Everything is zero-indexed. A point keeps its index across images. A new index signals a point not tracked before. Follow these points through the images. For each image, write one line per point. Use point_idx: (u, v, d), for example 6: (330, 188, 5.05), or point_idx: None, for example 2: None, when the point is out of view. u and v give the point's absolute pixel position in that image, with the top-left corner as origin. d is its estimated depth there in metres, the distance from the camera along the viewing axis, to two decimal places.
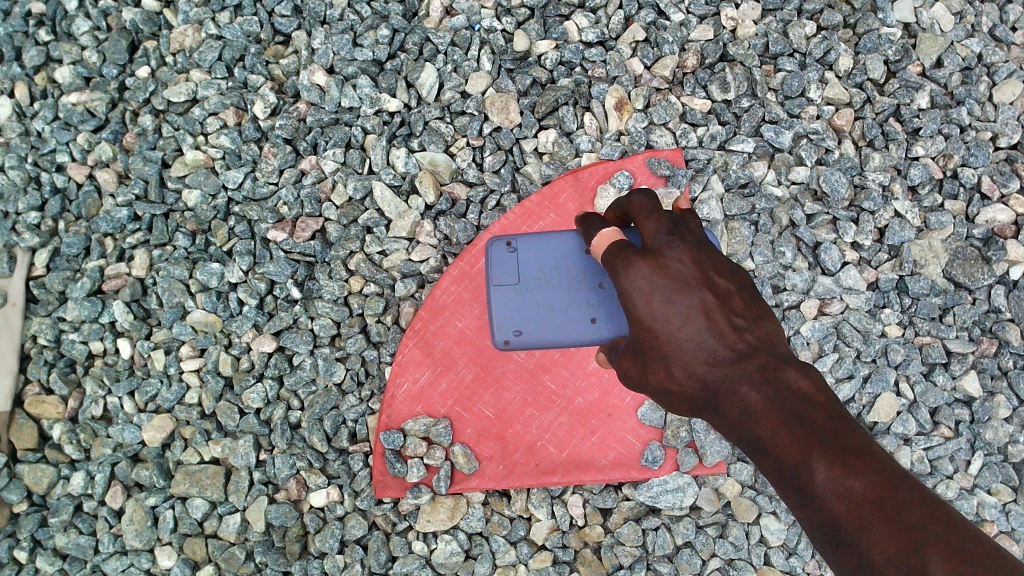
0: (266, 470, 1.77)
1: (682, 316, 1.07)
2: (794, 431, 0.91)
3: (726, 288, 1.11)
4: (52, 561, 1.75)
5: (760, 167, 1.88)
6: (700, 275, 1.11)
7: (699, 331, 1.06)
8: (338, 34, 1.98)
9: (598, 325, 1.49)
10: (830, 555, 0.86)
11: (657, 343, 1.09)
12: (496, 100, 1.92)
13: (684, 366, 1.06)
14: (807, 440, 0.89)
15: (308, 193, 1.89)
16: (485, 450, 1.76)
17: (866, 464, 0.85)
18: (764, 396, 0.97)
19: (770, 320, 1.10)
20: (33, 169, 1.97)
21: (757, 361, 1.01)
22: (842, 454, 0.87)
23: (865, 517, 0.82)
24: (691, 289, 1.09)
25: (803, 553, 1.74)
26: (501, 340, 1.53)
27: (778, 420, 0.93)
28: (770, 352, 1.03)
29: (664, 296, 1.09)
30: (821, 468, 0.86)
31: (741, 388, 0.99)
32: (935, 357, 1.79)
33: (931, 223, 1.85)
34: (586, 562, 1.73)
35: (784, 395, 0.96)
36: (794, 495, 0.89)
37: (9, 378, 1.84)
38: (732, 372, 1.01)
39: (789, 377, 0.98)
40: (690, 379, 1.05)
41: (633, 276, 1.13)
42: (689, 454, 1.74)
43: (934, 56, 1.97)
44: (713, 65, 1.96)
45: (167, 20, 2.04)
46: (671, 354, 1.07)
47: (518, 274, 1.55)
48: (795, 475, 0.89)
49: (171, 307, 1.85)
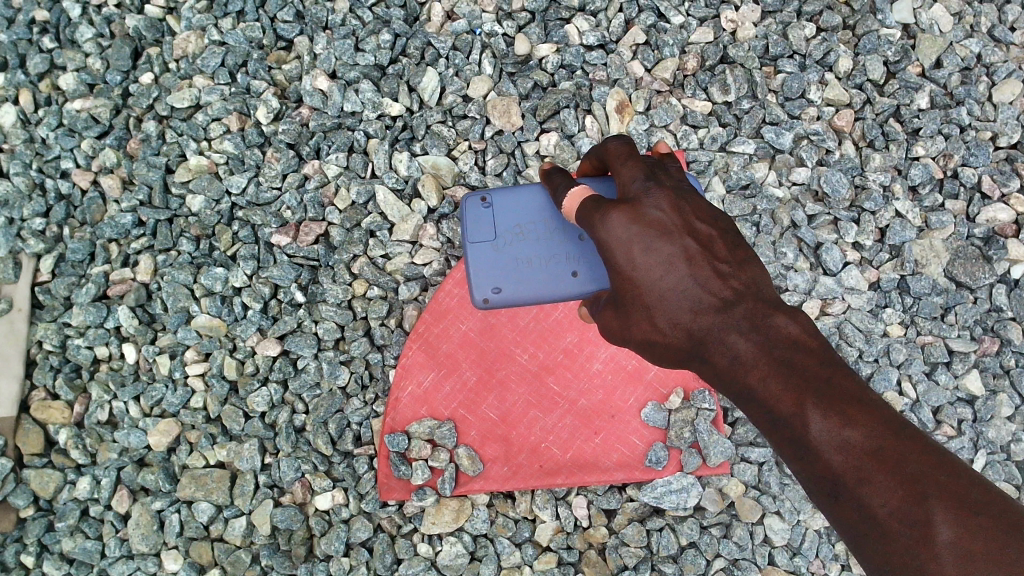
0: (272, 473, 1.78)
1: (663, 264, 1.01)
2: (788, 381, 0.91)
3: (708, 232, 1.06)
4: (59, 565, 1.76)
5: (761, 168, 1.89)
6: (680, 222, 1.05)
7: (683, 278, 1.00)
8: (340, 39, 2.00)
9: (580, 278, 1.50)
10: (826, 505, 0.88)
11: (638, 294, 1.03)
12: (498, 103, 1.93)
13: (669, 316, 1.01)
14: (802, 390, 0.89)
15: (312, 198, 1.91)
16: (490, 451, 1.77)
17: (863, 413, 0.86)
18: (755, 344, 0.95)
19: (754, 263, 1.06)
20: (38, 176, 1.98)
21: (746, 308, 0.98)
22: (838, 404, 0.87)
23: (865, 470, 0.83)
24: (673, 235, 1.03)
25: (808, 552, 1.74)
26: (480, 297, 1.54)
27: (770, 370, 0.93)
28: (757, 298, 1.00)
29: (643, 244, 1.03)
30: (818, 420, 0.87)
31: (730, 335, 0.97)
32: (937, 357, 1.79)
33: (932, 223, 1.86)
34: (591, 563, 1.73)
35: (777, 343, 0.94)
36: (790, 445, 0.90)
37: (14, 383, 1.85)
38: (720, 321, 0.98)
39: (778, 323, 0.96)
40: (676, 329, 1.01)
41: (609, 226, 1.07)
42: (693, 454, 1.74)
43: (933, 56, 1.98)
44: (713, 67, 1.97)
45: (170, 27, 2.06)
46: (653, 305, 1.02)
47: (494, 230, 1.55)
48: (791, 426, 0.89)
49: (176, 311, 1.86)
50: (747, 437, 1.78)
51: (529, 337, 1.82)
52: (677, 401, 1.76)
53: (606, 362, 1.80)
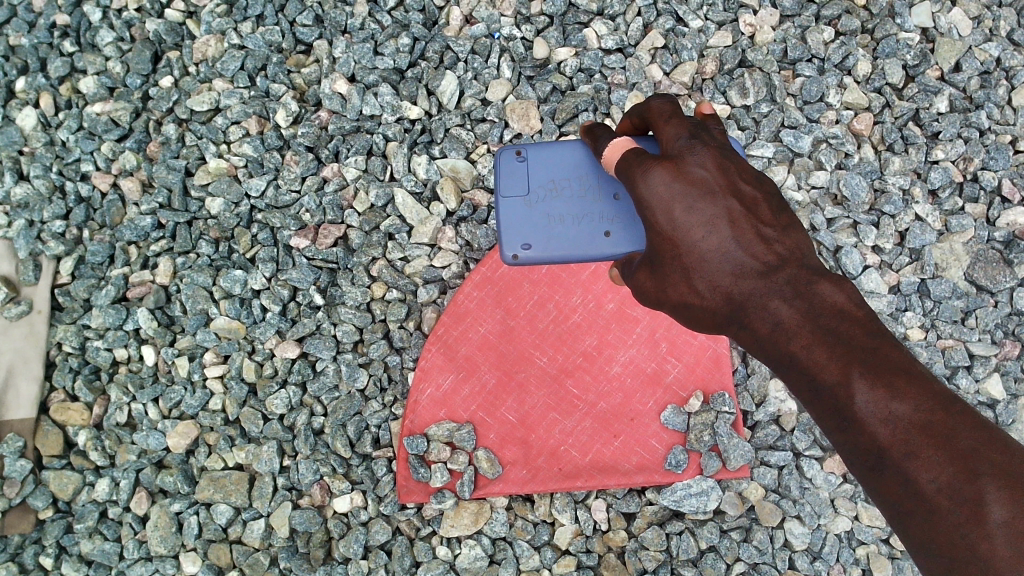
0: (290, 476, 1.79)
1: (704, 223, 1.03)
2: (832, 349, 0.90)
3: (752, 195, 1.06)
4: (77, 567, 1.76)
5: (780, 172, 1.88)
6: (726, 185, 1.06)
7: (724, 238, 1.02)
8: (359, 43, 2.01)
9: (613, 238, 1.48)
10: (867, 480, 0.87)
11: (678, 253, 1.05)
12: (517, 107, 1.94)
13: (708, 277, 1.02)
14: (846, 358, 0.88)
15: (330, 201, 1.91)
16: (508, 454, 1.76)
17: (910, 385, 0.85)
18: (798, 310, 0.95)
19: (798, 231, 1.06)
20: (58, 179, 1.99)
21: (789, 273, 0.98)
22: (885, 375, 0.86)
23: (912, 443, 0.83)
24: (715, 196, 1.04)
25: (829, 557, 1.73)
26: (510, 253, 1.52)
27: (813, 336, 0.92)
28: (801, 264, 1.00)
29: (685, 203, 1.04)
30: (861, 388, 0.86)
31: (772, 301, 0.97)
32: (958, 360, 1.78)
33: (952, 226, 1.86)
34: (610, 567, 1.73)
35: (821, 310, 0.93)
36: (833, 415, 0.89)
37: (34, 384, 1.86)
38: (761, 286, 0.98)
39: (824, 290, 0.95)
40: (713, 292, 1.02)
41: (652, 181, 1.09)
42: (713, 457, 1.73)
43: (952, 60, 1.99)
44: (732, 71, 1.97)
45: (190, 31, 2.06)
46: (692, 265, 1.03)
47: (528, 184, 1.55)
48: (833, 395, 0.88)
49: (194, 314, 1.87)
50: (767, 440, 1.78)
51: (548, 339, 1.81)
52: (696, 405, 1.75)
53: (625, 365, 1.80)
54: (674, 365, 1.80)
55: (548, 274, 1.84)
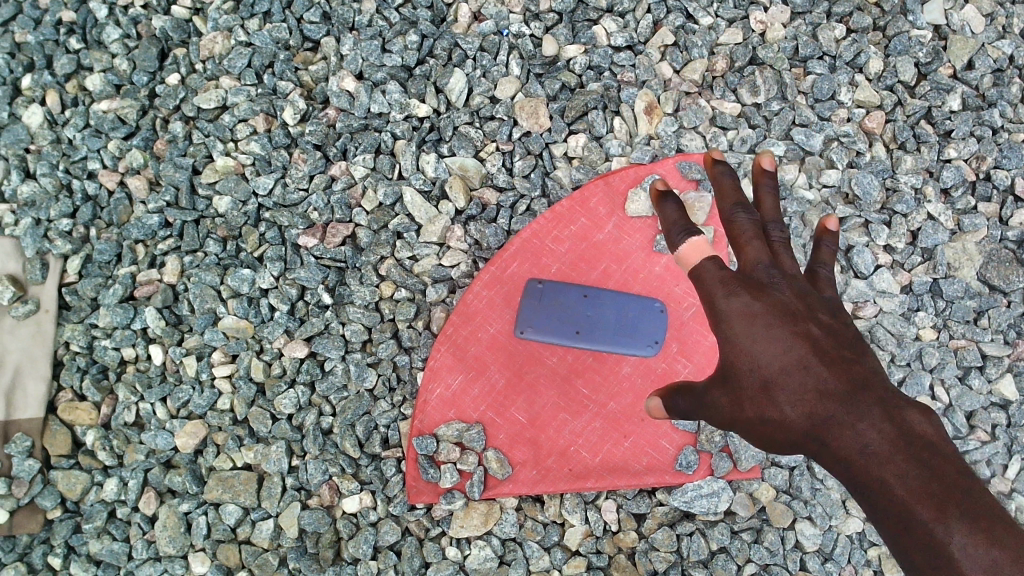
0: (299, 476, 1.78)
1: (789, 346, 1.02)
2: (926, 481, 0.89)
3: (829, 323, 1.06)
4: (87, 567, 1.76)
5: (791, 171, 1.87)
6: (805, 308, 1.07)
7: (811, 359, 1.00)
8: (367, 41, 1.99)
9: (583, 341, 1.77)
10: None
11: (760, 373, 1.03)
12: (526, 105, 1.92)
13: (793, 400, 1.00)
14: (942, 498, 0.87)
15: (339, 199, 1.90)
16: (518, 454, 1.76)
17: (1007, 536, 0.85)
18: (887, 435, 0.93)
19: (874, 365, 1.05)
20: (65, 176, 1.97)
21: (876, 397, 0.97)
22: (984, 526, 0.85)
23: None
24: (797, 319, 1.04)
25: (840, 558, 1.73)
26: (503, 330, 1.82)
27: (907, 466, 0.90)
28: (886, 391, 0.99)
29: (766, 324, 1.04)
30: (958, 531, 0.85)
31: (859, 424, 0.95)
32: (971, 360, 1.78)
33: (965, 225, 1.85)
34: (620, 568, 1.73)
35: (912, 439, 0.93)
36: (919, 553, 0.87)
37: (42, 384, 1.85)
38: (846, 409, 0.96)
39: (914, 420, 0.95)
40: (796, 412, 0.99)
41: (730, 301, 1.08)
42: (724, 458, 1.73)
43: (965, 57, 1.97)
44: (742, 69, 1.95)
45: (196, 28, 2.05)
46: (775, 381, 1.02)
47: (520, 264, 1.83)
48: (924, 536, 0.87)
49: (202, 313, 1.86)
50: None
51: (558, 339, 1.80)
52: None
53: (636, 365, 1.79)
54: (684, 365, 1.79)
55: (558, 273, 1.82)
